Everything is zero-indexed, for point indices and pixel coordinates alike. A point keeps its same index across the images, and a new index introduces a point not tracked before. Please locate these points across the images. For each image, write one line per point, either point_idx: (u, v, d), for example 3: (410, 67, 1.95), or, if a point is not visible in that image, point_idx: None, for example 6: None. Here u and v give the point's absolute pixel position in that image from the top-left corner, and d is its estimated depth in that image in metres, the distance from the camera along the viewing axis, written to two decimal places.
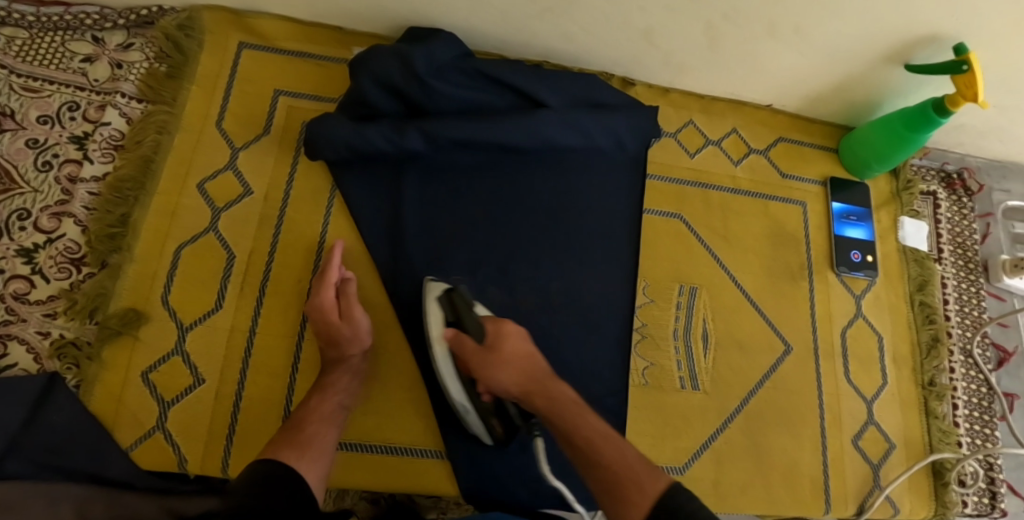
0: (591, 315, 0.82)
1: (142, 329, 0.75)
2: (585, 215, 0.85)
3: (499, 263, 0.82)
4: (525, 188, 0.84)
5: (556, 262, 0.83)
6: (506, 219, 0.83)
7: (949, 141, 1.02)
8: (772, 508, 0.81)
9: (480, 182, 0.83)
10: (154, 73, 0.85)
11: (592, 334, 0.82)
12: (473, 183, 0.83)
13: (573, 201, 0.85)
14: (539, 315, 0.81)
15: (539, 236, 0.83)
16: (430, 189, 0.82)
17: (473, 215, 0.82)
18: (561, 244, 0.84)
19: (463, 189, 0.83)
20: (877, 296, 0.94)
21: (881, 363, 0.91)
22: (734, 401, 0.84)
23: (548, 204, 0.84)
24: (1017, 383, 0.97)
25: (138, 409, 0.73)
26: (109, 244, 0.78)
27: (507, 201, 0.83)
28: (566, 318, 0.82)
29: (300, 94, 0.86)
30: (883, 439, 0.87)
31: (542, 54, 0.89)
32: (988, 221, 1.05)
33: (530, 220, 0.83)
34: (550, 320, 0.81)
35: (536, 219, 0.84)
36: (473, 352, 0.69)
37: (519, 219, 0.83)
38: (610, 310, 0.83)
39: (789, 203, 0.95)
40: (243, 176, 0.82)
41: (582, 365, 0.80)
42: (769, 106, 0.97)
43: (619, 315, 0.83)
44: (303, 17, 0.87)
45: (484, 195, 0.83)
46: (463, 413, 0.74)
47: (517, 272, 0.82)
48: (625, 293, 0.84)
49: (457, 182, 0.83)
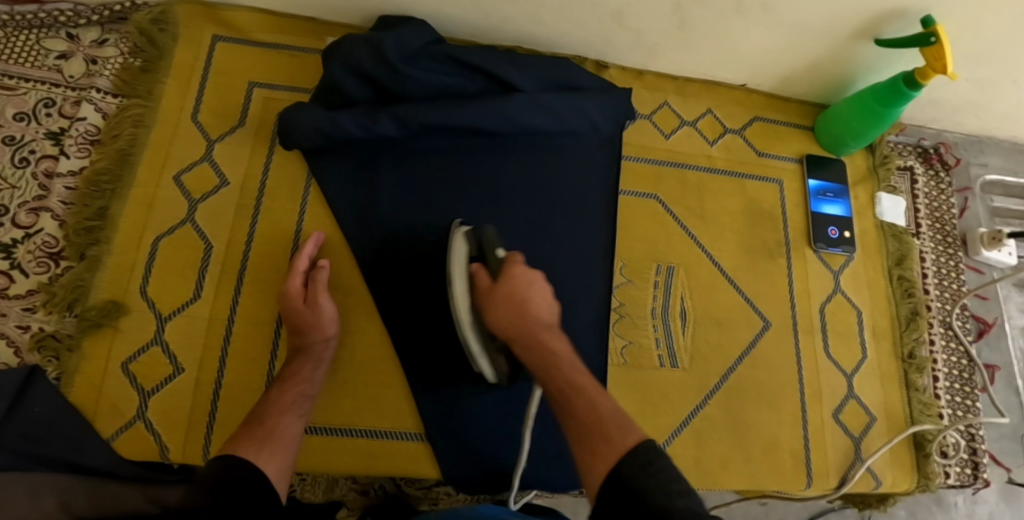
0: (569, 296, 0.83)
1: (121, 321, 0.76)
2: (561, 196, 0.86)
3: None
4: (500, 171, 0.85)
5: (533, 243, 0.84)
6: (483, 202, 0.84)
7: (924, 116, 1.03)
8: (753, 483, 0.82)
9: (456, 167, 0.84)
10: (129, 68, 0.85)
11: (570, 314, 0.82)
12: (449, 167, 0.84)
13: (548, 183, 0.86)
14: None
15: (516, 219, 0.84)
16: (406, 174, 0.83)
17: (450, 199, 0.83)
18: (537, 226, 0.84)
19: (439, 173, 0.84)
20: (855, 272, 0.94)
21: (861, 338, 0.91)
22: (713, 378, 0.85)
23: (523, 187, 0.85)
24: (997, 354, 1.00)
25: (118, 399, 0.74)
26: (86, 238, 0.78)
27: (484, 184, 0.84)
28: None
29: (275, 84, 0.87)
30: (864, 412, 0.88)
31: (515, 39, 0.90)
32: (966, 196, 1.08)
33: (505, 203, 0.84)
34: None
35: (512, 201, 0.84)
36: (486, 291, 0.69)
37: (495, 202, 0.84)
38: (587, 290, 0.83)
39: (765, 181, 0.95)
40: (219, 168, 0.83)
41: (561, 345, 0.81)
42: (743, 86, 0.98)
43: (597, 295, 0.83)
44: (277, 9, 0.88)
45: (460, 179, 0.84)
46: (474, 356, 0.72)
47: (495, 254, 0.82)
48: (602, 273, 0.84)
49: (432, 167, 0.84)
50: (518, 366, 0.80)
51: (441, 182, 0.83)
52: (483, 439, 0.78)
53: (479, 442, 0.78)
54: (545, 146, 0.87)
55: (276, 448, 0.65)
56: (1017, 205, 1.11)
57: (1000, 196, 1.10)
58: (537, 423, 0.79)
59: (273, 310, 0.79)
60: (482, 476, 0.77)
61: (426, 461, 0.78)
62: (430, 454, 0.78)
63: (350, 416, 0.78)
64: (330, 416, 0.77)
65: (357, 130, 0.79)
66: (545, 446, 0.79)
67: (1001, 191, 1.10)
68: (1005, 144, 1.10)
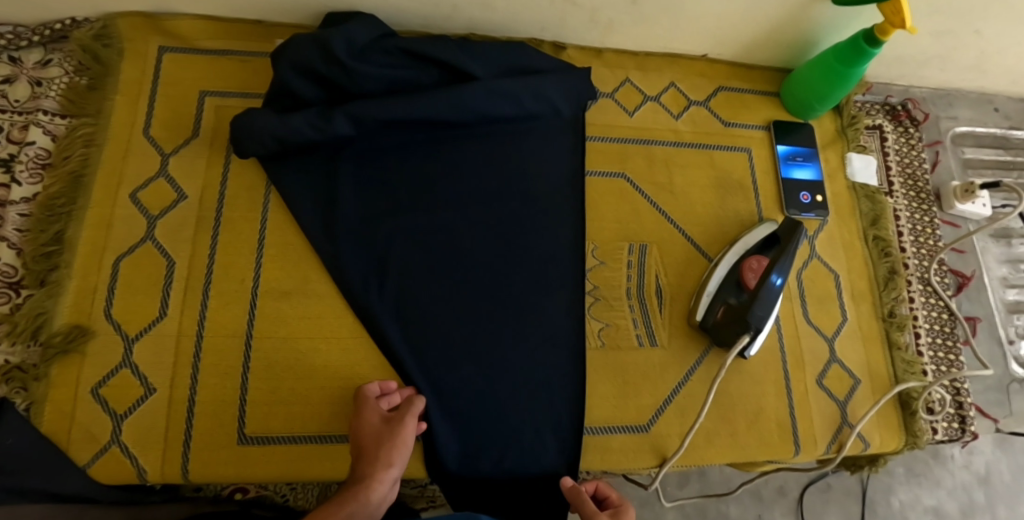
0: (540, 283, 0.82)
1: (87, 346, 0.74)
2: (526, 184, 0.85)
3: (445, 238, 0.81)
4: (464, 163, 0.84)
5: (502, 232, 0.83)
6: (448, 195, 0.83)
7: (889, 73, 1.02)
8: (740, 456, 0.81)
9: (419, 162, 0.83)
10: (75, 87, 0.83)
11: (544, 301, 0.81)
12: (410, 162, 0.83)
13: (511, 170, 0.85)
14: (489, 287, 0.81)
15: (483, 209, 0.83)
16: (369, 173, 0.82)
17: (415, 195, 0.82)
18: (505, 214, 0.83)
19: (401, 169, 0.83)
20: (830, 235, 0.93)
21: (840, 301, 0.91)
22: (694, 353, 0.84)
23: (489, 176, 0.84)
24: (977, 306, 1.01)
25: (91, 424, 0.73)
26: (45, 263, 0.77)
27: (448, 177, 0.83)
28: (518, 286, 0.81)
29: (226, 92, 0.85)
30: (847, 376, 0.87)
31: (468, 26, 0.88)
32: (937, 149, 1.08)
33: (472, 194, 0.83)
34: (501, 291, 0.81)
35: (479, 192, 0.84)
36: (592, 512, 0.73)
37: (461, 194, 0.83)
38: (561, 276, 0.82)
39: (734, 151, 0.94)
40: (175, 182, 0.81)
41: (540, 332, 0.80)
42: (704, 56, 0.97)
43: (572, 280, 0.82)
44: (221, 14, 0.87)
45: (424, 174, 0.83)
46: (702, 293, 0.84)
47: (464, 245, 0.82)
48: (575, 257, 0.83)
49: (395, 164, 0.83)
50: (497, 357, 0.79)
51: (405, 177, 0.83)
52: (465, 435, 0.77)
53: (462, 438, 0.77)
54: (505, 132, 0.86)
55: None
56: (990, 155, 1.10)
57: (972, 146, 1.10)
58: (519, 413, 0.78)
59: (242, 321, 0.77)
60: (467, 472, 0.76)
61: (410, 460, 0.77)
62: (413, 453, 0.77)
63: (328, 422, 0.76)
64: (310, 424, 0.76)
65: (312, 131, 0.77)
66: (529, 436, 0.77)
67: (972, 141, 1.10)
68: (973, 95, 1.10)
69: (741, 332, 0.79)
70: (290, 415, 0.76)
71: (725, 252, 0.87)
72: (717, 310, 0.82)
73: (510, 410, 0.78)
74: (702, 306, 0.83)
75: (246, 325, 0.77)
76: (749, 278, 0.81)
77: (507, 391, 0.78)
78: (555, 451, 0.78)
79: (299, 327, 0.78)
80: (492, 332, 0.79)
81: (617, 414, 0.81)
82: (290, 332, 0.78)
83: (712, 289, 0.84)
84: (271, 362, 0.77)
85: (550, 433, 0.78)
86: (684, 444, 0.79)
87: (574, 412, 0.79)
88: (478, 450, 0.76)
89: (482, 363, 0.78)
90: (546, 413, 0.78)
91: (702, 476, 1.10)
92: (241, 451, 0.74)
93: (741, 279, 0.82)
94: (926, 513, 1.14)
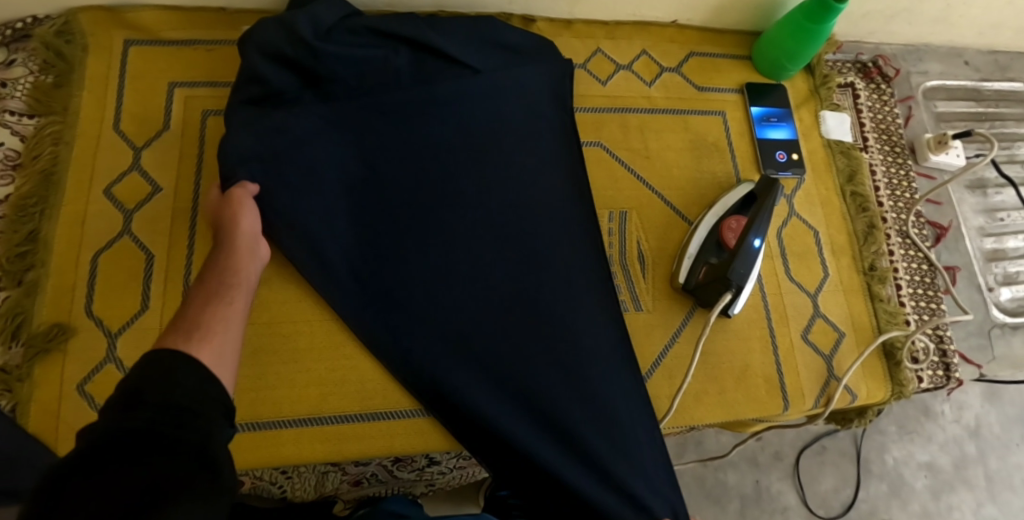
0: (538, 266, 0.79)
1: (70, 343, 0.74)
2: (516, 168, 0.83)
3: (434, 227, 0.78)
4: (450, 150, 0.81)
5: (495, 219, 0.80)
6: (438, 185, 0.80)
7: (858, 31, 1.03)
8: (730, 413, 0.82)
9: (401, 151, 0.80)
10: (40, 85, 0.81)
11: (547, 286, 0.78)
12: (392, 150, 0.80)
13: (499, 155, 0.83)
14: (487, 278, 0.78)
15: (472, 196, 0.80)
16: (348, 161, 0.79)
17: (399, 182, 0.79)
18: (500, 201, 0.81)
19: (380, 154, 0.79)
20: (808, 193, 0.94)
21: (821, 257, 0.91)
22: (679, 316, 0.85)
23: (476, 163, 0.82)
24: (955, 255, 1.02)
25: (79, 422, 0.72)
26: (21, 263, 0.75)
27: (436, 165, 0.80)
28: (519, 274, 0.78)
29: (195, 82, 0.84)
30: (832, 329, 0.88)
31: (435, 4, 0.89)
32: (910, 104, 1.09)
33: (462, 183, 0.81)
34: (497, 264, 0.78)
35: (468, 179, 0.81)
36: None
37: (450, 182, 0.80)
38: (560, 259, 0.80)
39: (708, 115, 0.95)
40: (149, 175, 0.81)
41: (549, 321, 0.77)
42: (674, 22, 0.98)
43: (564, 248, 0.81)
44: (185, 4, 0.86)
45: (407, 160, 0.80)
46: (682, 256, 0.85)
47: (456, 232, 0.79)
48: (565, 228, 0.82)
49: (376, 151, 0.79)
50: (499, 333, 0.76)
51: (389, 166, 0.79)
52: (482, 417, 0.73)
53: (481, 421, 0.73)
54: (489, 108, 0.83)
55: (210, 338, 0.58)
56: (963, 108, 1.11)
57: (944, 100, 1.11)
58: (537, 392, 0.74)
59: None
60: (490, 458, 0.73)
61: (401, 436, 0.77)
62: (404, 430, 0.77)
63: (317, 405, 0.76)
64: (299, 408, 0.75)
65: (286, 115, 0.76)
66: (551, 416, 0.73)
67: (944, 95, 1.11)
68: (943, 49, 1.11)
69: (724, 290, 0.80)
70: (278, 400, 0.75)
71: (702, 215, 0.87)
72: (700, 271, 0.83)
73: (526, 389, 0.74)
74: (683, 267, 0.84)
75: None
76: (729, 237, 0.82)
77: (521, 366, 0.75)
78: (591, 450, 0.73)
79: (283, 312, 0.77)
80: (496, 324, 0.76)
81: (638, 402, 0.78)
82: (273, 318, 0.77)
83: (693, 252, 0.85)
84: (257, 347, 0.76)
85: (579, 430, 0.73)
86: (674, 404, 0.80)
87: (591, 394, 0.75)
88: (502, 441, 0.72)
89: (488, 340, 0.75)
90: (566, 404, 0.74)
91: (699, 445, 1.11)
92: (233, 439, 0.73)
93: (722, 240, 0.83)
94: (920, 469, 1.15)
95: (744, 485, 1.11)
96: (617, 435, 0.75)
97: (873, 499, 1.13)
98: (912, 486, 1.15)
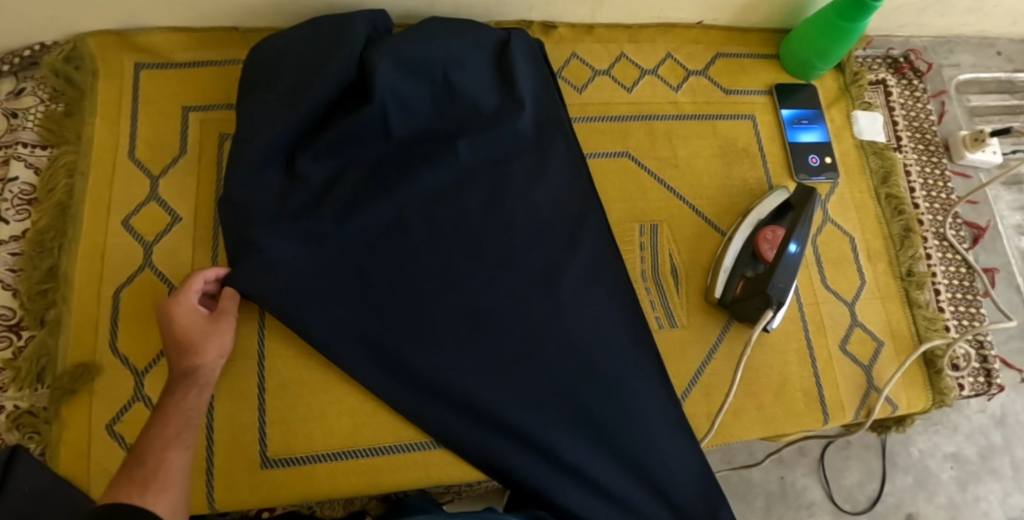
0: (606, 331, 0.77)
1: (96, 383, 0.72)
2: (552, 250, 0.79)
3: (438, 286, 0.75)
4: (505, 111, 0.81)
5: (516, 374, 0.74)
6: (416, 391, 0.73)
7: (889, 25, 0.99)
8: (771, 429, 0.80)
9: (425, 29, 0.79)
10: (53, 114, 0.80)
11: (553, 467, 0.72)
12: (378, 292, 0.74)
13: (595, 295, 0.79)
14: (492, 340, 0.75)
15: (504, 286, 0.77)
16: (415, 371, 0.72)
17: (439, 212, 0.78)
18: (537, 375, 0.74)
19: (365, 240, 0.75)
20: (841, 198, 0.91)
21: (857, 263, 0.89)
22: (715, 331, 0.83)
23: (509, 233, 0.79)
24: (993, 256, 1.00)
25: (109, 461, 0.70)
26: (42, 301, 0.74)
27: (418, 298, 0.75)
28: (563, 361, 0.75)
29: (210, 105, 0.82)
30: (870, 339, 0.86)
31: (453, 14, 0.87)
32: (943, 99, 1.05)
33: (490, 312, 0.75)
34: (531, 334, 0.75)
35: (494, 324, 0.75)
36: None
37: (443, 299, 0.75)
38: (619, 410, 0.75)
39: (737, 119, 0.92)
40: (167, 204, 0.79)
41: (575, 378, 0.75)
42: (699, 23, 0.94)
43: (599, 311, 0.78)
44: (195, 24, 0.83)
45: (395, 294, 0.74)
46: (717, 269, 0.82)
47: (427, 406, 0.72)
48: (603, 337, 0.77)
49: (406, 98, 0.77)
50: (559, 351, 0.75)
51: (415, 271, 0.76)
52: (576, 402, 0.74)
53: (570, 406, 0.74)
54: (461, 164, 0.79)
55: (164, 485, 0.57)
56: (996, 101, 1.08)
57: (977, 94, 1.08)
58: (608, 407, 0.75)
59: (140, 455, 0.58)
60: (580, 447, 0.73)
61: (437, 465, 0.75)
62: (440, 458, 0.74)
63: (352, 437, 0.74)
64: (333, 439, 0.74)
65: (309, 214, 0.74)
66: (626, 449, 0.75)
67: (978, 89, 1.08)
68: (974, 40, 1.08)
69: (763, 306, 0.78)
70: (311, 433, 0.74)
71: (737, 226, 0.85)
72: (736, 285, 0.81)
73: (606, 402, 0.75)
74: (720, 282, 0.82)
75: (258, 345, 0.75)
76: (767, 251, 0.79)
77: (575, 379, 0.75)
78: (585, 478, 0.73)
79: None
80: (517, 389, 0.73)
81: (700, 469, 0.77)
82: (302, 348, 0.76)
83: (729, 267, 0.82)
84: (286, 382, 0.74)
85: (603, 469, 0.73)
86: (714, 424, 0.78)
87: (638, 418, 0.75)
88: (582, 430, 0.74)
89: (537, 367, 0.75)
90: (623, 420, 0.75)
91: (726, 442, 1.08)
92: (265, 474, 0.72)
93: (760, 253, 0.80)
94: (946, 460, 1.12)
95: (769, 482, 1.08)
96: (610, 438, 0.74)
97: (899, 492, 1.10)
98: (937, 478, 1.11)
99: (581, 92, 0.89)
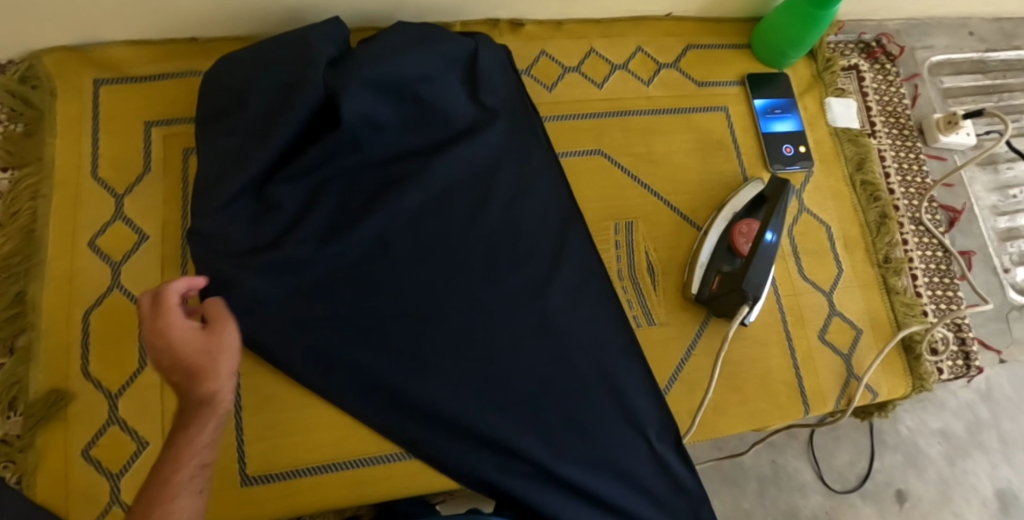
0: (588, 342, 0.77)
1: (70, 408, 0.71)
2: (529, 260, 0.78)
3: (417, 304, 0.75)
4: (476, 124, 0.80)
5: (498, 389, 0.73)
6: (397, 410, 0.72)
7: (860, 9, 0.98)
8: (753, 421, 0.81)
9: (390, 42, 0.77)
10: (11, 135, 0.78)
11: (540, 479, 0.72)
12: (355, 311, 0.73)
13: (577, 306, 0.78)
14: (476, 355, 0.74)
15: (482, 298, 0.76)
16: (395, 388, 0.72)
17: (416, 229, 0.77)
18: (519, 389, 0.74)
19: (340, 260, 0.74)
20: (817, 187, 0.91)
21: (834, 251, 0.89)
22: (694, 327, 0.83)
23: (486, 246, 0.78)
24: (970, 238, 1.00)
25: (86, 487, 0.69)
26: (11, 327, 0.72)
27: (397, 316, 0.74)
28: (544, 373, 0.75)
29: (173, 120, 0.81)
30: (849, 326, 0.86)
31: (419, 16, 0.86)
32: (916, 83, 1.05)
33: (471, 326, 0.75)
34: (511, 345, 0.75)
35: (475, 340, 0.74)
36: None
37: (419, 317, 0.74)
38: (604, 422, 0.75)
39: (711, 111, 0.91)
40: (134, 223, 0.77)
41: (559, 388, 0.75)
42: (669, 15, 0.93)
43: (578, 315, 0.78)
44: (154, 36, 0.82)
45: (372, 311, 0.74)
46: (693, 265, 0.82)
47: (408, 423, 0.72)
48: (585, 342, 0.77)
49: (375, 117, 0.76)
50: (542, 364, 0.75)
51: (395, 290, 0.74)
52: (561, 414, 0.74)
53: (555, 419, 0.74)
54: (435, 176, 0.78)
55: None
56: (970, 81, 1.08)
57: (950, 75, 1.07)
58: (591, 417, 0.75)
59: None
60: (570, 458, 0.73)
61: (420, 473, 0.75)
62: (423, 467, 0.74)
63: (332, 450, 0.73)
64: (313, 453, 0.73)
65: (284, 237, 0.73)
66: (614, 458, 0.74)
67: (950, 69, 1.08)
68: (947, 20, 1.07)
69: (740, 302, 0.77)
70: (292, 447, 0.73)
71: (712, 220, 0.85)
72: (712, 281, 0.81)
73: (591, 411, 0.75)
74: (697, 278, 0.82)
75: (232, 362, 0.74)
76: (743, 245, 0.80)
77: (559, 391, 0.75)
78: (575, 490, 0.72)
79: None
80: (502, 403, 0.73)
81: (688, 474, 0.77)
82: None
83: (705, 263, 0.82)
84: (263, 398, 0.74)
85: (593, 476, 0.73)
86: (695, 420, 0.78)
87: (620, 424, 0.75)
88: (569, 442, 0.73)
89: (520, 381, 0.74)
90: (608, 430, 0.75)
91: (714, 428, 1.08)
92: (247, 492, 0.72)
93: (736, 248, 0.80)
94: (933, 436, 1.13)
95: (760, 466, 1.08)
96: (596, 447, 0.74)
97: (888, 469, 1.11)
98: (926, 454, 1.12)
99: (551, 90, 0.88)
